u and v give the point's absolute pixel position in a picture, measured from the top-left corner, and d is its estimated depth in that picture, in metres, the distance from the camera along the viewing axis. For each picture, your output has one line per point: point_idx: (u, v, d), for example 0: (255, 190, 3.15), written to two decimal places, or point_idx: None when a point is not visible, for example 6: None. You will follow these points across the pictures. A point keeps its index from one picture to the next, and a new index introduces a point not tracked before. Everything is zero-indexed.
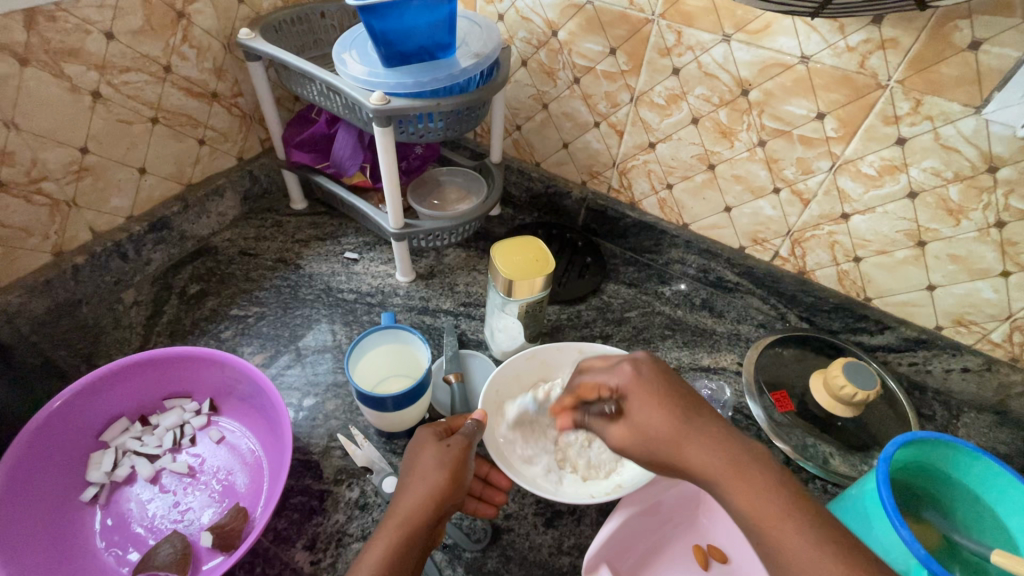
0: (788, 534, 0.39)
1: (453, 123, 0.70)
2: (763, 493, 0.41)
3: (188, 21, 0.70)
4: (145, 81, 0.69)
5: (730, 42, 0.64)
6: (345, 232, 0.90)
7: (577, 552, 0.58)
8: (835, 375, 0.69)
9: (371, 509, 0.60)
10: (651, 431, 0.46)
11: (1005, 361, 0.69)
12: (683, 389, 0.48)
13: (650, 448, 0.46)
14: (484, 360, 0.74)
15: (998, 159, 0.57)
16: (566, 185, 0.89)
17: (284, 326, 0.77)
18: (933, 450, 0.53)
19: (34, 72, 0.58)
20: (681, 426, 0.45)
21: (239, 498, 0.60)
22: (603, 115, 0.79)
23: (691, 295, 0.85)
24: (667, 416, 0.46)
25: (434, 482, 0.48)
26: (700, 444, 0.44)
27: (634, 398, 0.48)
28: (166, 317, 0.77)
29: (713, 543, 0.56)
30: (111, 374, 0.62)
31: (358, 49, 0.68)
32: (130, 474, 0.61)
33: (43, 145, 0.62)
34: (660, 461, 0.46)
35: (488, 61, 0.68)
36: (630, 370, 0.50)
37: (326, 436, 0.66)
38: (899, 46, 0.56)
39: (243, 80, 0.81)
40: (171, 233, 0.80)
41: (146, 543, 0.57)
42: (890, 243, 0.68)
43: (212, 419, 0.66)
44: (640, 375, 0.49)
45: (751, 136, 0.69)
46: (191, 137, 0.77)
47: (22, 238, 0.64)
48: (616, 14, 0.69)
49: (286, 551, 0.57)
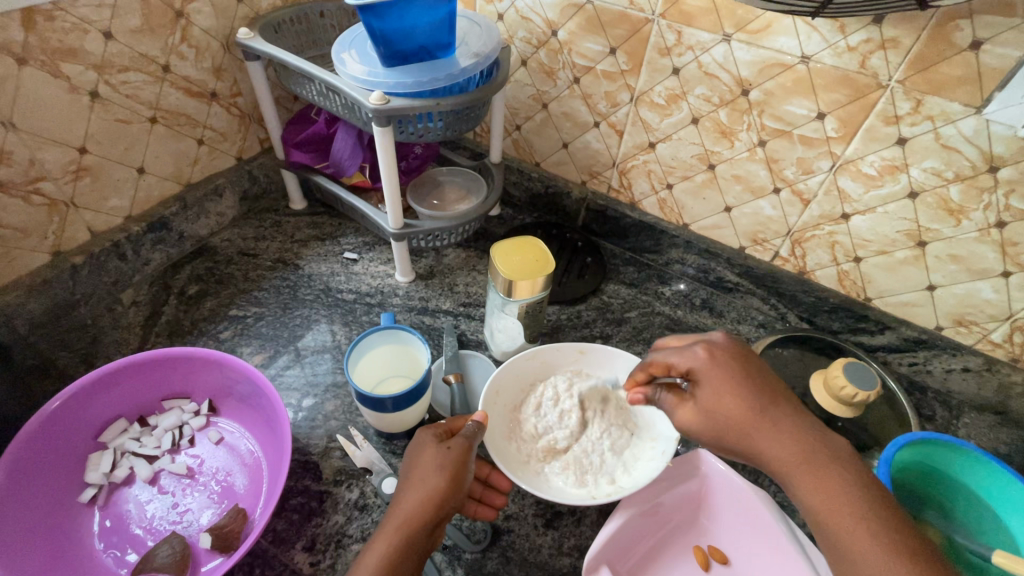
0: (851, 524, 0.42)
1: (453, 123, 0.70)
2: (833, 485, 0.44)
3: (187, 20, 0.70)
4: (144, 81, 0.68)
5: (730, 42, 0.64)
6: (344, 232, 0.90)
7: (577, 553, 0.58)
8: (835, 375, 0.68)
9: (370, 510, 0.60)
10: (721, 418, 0.48)
11: (1005, 361, 0.69)
12: (759, 374, 0.50)
13: (718, 431, 0.48)
14: (484, 360, 0.74)
15: (999, 159, 0.57)
16: (566, 185, 0.89)
17: (283, 327, 0.77)
18: (934, 451, 0.54)
19: (31, 71, 0.58)
20: (756, 413, 0.47)
21: (239, 499, 0.60)
22: (603, 115, 0.79)
23: (691, 295, 0.85)
24: (742, 409, 0.48)
25: (433, 484, 0.48)
26: (772, 436, 0.46)
27: (708, 384, 0.49)
28: (164, 317, 0.76)
29: (714, 544, 0.56)
30: (110, 374, 0.62)
31: (357, 48, 0.68)
32: (128, 475, 0.61)
33: (41, 145, 0.62)
34: (727, 443, 0.48)
35: (488, 61, 0.67)
36: (703, 355, 0.51)
37: (326, 437, 0.66)
38: (900, 46, 0.56)
39: (242, 80, 0.81)
40: (170, 233, 0.79)
41: (145, 544, 0.57)
42: (890, 243, 0.68)
43: (211, 419, 0.66)
44: (715, 360, 0.50)
45: (751, 136, 0.69)
46: (190, 137, 0.77)
47: (20, 238, 0.64)
48: (616, 14, 0.69)
49: (285, 552, 0.57)
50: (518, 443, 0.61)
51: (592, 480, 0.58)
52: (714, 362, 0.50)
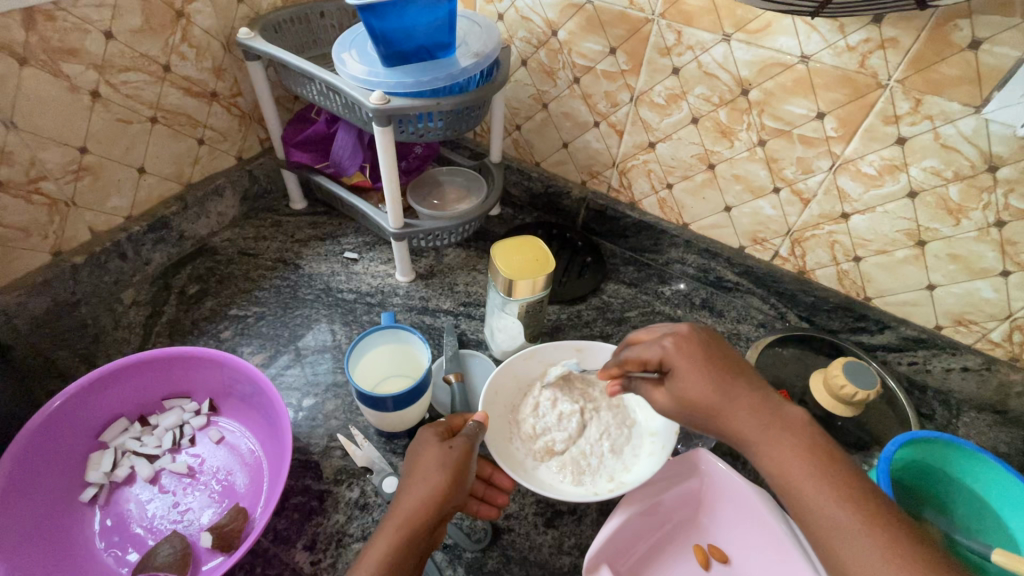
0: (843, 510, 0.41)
1: (453, 123, 0.70)
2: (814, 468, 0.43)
3: (187, 20, 0.70)
4: (144, 81, 0.69)
5: (730, 42, 0.64)
6: (344, 231, 0.90)
7: (577, 552, 0.58)
8: (835, 374, 0.68)
9: (371, 510, 0.60)
10: (692, 404, 0.49)
11: (1004, 360, 0.69)
12: (725, 359, 0.50)
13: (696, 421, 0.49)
14: (484, 360, 0.74)
15: (998, 158, 0.57)
16: (566, 185, 0.89)
17: (284, 326, 0.77)
18: (934, 450, 0.54)
19: (32, 71, 0.58)
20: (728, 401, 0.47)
21: (239, 498, 0.60)
22: (603, 114, 0.79)
23: (691, 295, 0.85)
24: (712, 392, 0.48)
25: (435, 483, 0.48)
26: (744, 415, 0.47)
27: (679, 373, 0.50)
28: (165, 317, 0.76)
29: (713, 543, 0.57)
30: (111, 374, 0.62)
31: (358, 48, 0.68)
32: (129, 474, 0.61)
33: (41, 145, 0.62)
34: (703, 427, 0.49)
35: (488, 61, 0.67)
36: (671, 344, 0.51)
37: (326, 437, 0.66)
38: (899, 46, 0.56)
39: (243, 80, 0.81)
40: (171, 233, 0.79)
41: (145, 543, 0.57)
42: (890, 243, 0.68)
43: (212, 419, 0.66)
44: (683, 348, 0.50)
45: (751, 135, 0.69)
46: (190, 137, 0.77)
47: (21, 238, 0.64)
48: (616, 14, 0.69)
49: (286, 551, 0.57)
50: (517, 442, 0.61)
51: (591, 479, 0.59)
52: (683, 350, 0.50)
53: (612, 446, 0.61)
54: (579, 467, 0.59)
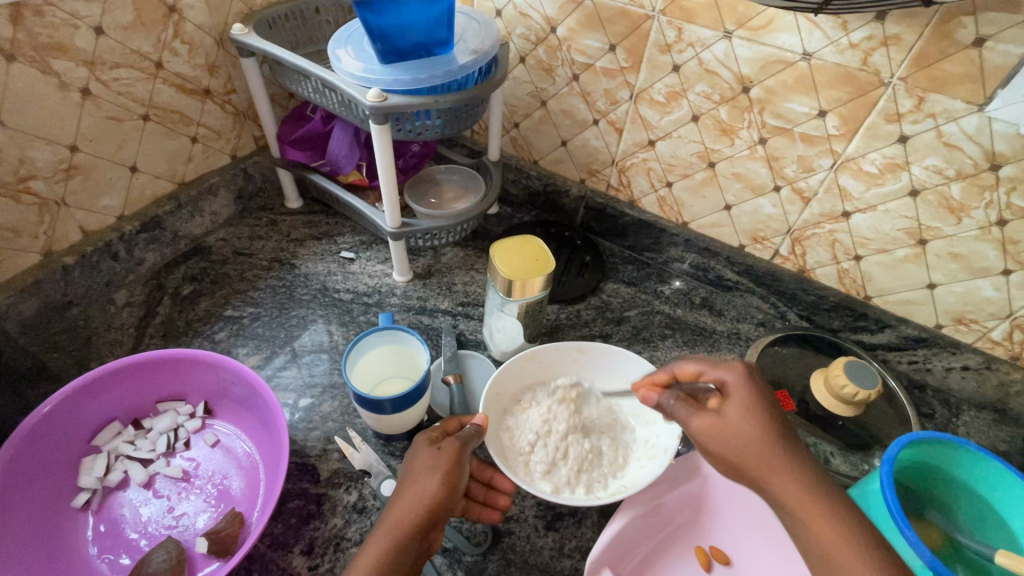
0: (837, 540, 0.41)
1: (451, 121, 0.69)
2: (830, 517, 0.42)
3: (180, 16, 0.69)
4: (136, 77, 0.67)
5: (731, 39, 0.63)
6: (341, 230, 0.89)
7: (578, 555, 0.58)
8: (836, 374, 0.68)
9: (369, 513, 0.59)
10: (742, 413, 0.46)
11: (1005, 359, 0.69)
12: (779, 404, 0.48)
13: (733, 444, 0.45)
14: (483, 361, 0.73)
15: (1001, 156, 0.57)
16: (564, 183, 0.89)
17: (279, 327, 0.76)
18: (936, 450, 0.53)
19: (21, 67, 0.57)
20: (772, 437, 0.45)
21: (235, 502, 0.59)
22: (602, 112, 0.78)
23: (689, 294, 0.85)
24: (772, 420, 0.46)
25: (425, 487, 0.47)
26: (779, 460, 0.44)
27: (736, 399, 0.47)
28: (159, 318, 0.75)
29: (715, 544, 0.56)
30: (103, 378, 0.61)
31: (354, 45, 0.67)
32: (123, 479, 0.60)
33: (31, 143, 0.61)
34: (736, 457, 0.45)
35: (486, 58, 0.66)
36: (742, 372, 0.49)
37: (323, 439, 0.65)
38: (902, 43, 0.55)
39: (237, 77, 0.80)
40: (164, 233, 0.78)
41: (139, 549, 0.56)
42: (891, 241, 0.68)
43: (206, 422, 0.65)
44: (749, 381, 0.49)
45: (752, 133, 0.69)
46: (184, 135, 0.76)
47: (10, 238, 0.63)
48: (616, 10, 0.68)
49: (283, 557, 0.56)
50: (514, 431, 0.61)
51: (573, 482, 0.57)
52: (749, 381, 0.49)
53: (602, 464, 0.59)
54: (561, 471, 0.58)
